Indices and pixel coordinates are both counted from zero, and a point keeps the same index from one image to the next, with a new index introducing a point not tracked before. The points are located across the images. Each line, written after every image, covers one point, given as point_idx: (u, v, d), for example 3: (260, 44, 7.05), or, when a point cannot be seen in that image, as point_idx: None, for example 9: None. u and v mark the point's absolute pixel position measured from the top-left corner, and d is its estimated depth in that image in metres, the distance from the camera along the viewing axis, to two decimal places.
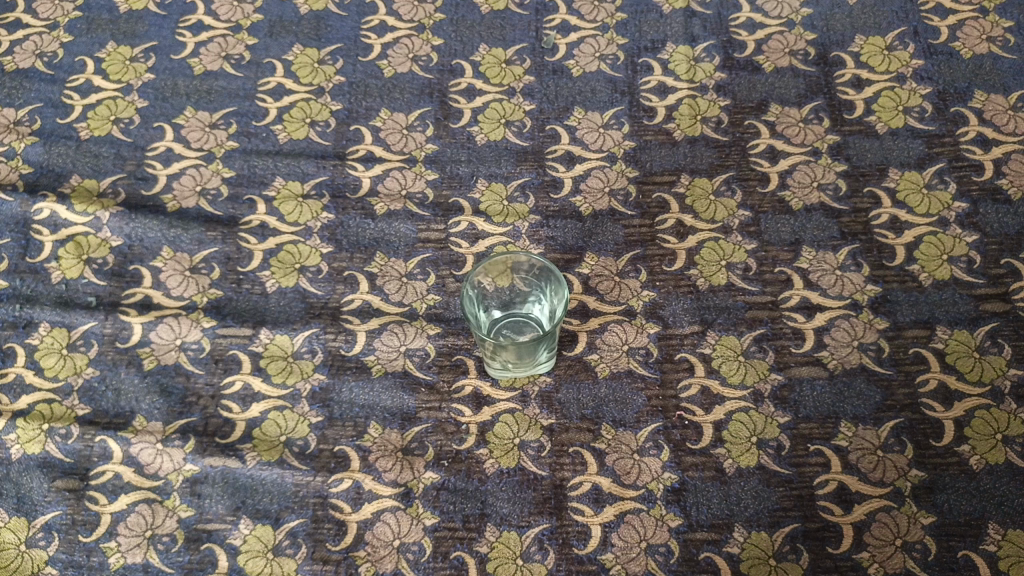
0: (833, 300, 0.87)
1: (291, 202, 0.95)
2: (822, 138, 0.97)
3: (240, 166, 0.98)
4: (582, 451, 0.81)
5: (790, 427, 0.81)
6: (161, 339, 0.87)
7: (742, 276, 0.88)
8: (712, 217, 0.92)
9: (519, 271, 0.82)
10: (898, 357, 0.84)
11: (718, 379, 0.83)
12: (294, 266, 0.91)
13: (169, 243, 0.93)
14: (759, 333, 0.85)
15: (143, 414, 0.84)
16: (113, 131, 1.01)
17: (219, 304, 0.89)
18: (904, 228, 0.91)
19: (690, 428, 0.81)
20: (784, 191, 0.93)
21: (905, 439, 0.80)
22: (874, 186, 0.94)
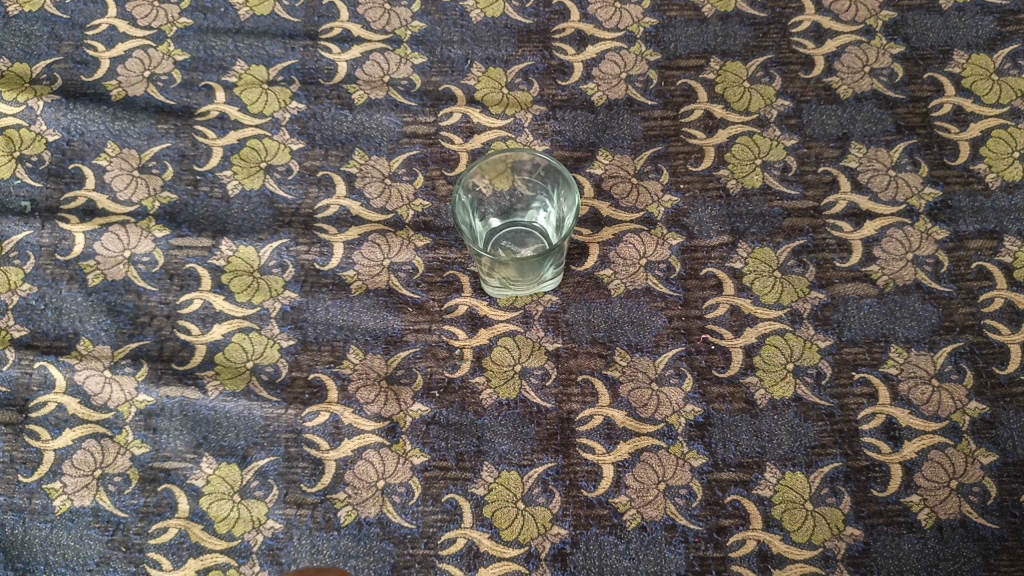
0: (885, 205, 0.75)
1: (255, 90, 0.82)
2: (875, 14, 0.83)
3: (194, 48, 0.84)
4: (592, 380, 0.70)
5: (832, 352, 0.70)
6: (107, 250, 0.76)
7: (780, 177, 0.76)
8: (746, 107, 0.79)
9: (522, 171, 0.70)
10: (959, 272, 0.72)
11: (750, 297, 0.72)
12: (259, 165, 0.79)
13: (114, 138, 0.80)
14: (798, 243, 0.74)
15: (88, 336, 0.73)
16: (47, 7, 0.87)
17: (173, 210, 0.77)
18: (969, 121, 0.78)
19: (717, 354, 0.71)
20: (830, 77, 0.80)
21: (964, 367, 0.69)
22: (935, 71, 0.80)
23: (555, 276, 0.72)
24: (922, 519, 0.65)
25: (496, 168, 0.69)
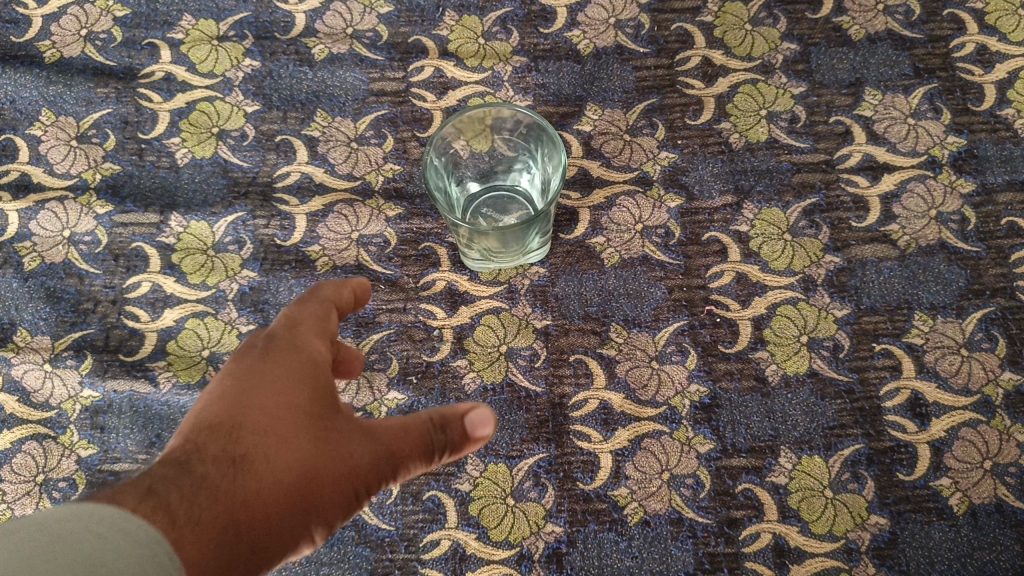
0: (904, 157, 0.68)
1: (204, 47, 0.73)
2: None
3: (136, 2, 0.75)
4: (586, 360, 0.64)
5: (850, 321, 0.63)
6: (44, 230, 0.68)
7: (788, 129, 0.69)
8: (749, 52, 0.71)
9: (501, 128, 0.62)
10: (987, 229, 0.65)
11: (758, 264, 0.65)
12: (210, 130, 0.71)
13: (49, 105, 0.72)
14: (809, 202, 0.67)
15: (26, 326, 0.65)
16: None
17: (116, 183, 0.69)
18: (995, 61, 0.70)
19: (723, 327, 0.64)
20: (841, 16, 0.72)
21: (995, 334, 0.63)
22: (956, 7, 0.72)
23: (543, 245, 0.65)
24: (953, 505, 0.59)
25: (472, 127, 0.61)
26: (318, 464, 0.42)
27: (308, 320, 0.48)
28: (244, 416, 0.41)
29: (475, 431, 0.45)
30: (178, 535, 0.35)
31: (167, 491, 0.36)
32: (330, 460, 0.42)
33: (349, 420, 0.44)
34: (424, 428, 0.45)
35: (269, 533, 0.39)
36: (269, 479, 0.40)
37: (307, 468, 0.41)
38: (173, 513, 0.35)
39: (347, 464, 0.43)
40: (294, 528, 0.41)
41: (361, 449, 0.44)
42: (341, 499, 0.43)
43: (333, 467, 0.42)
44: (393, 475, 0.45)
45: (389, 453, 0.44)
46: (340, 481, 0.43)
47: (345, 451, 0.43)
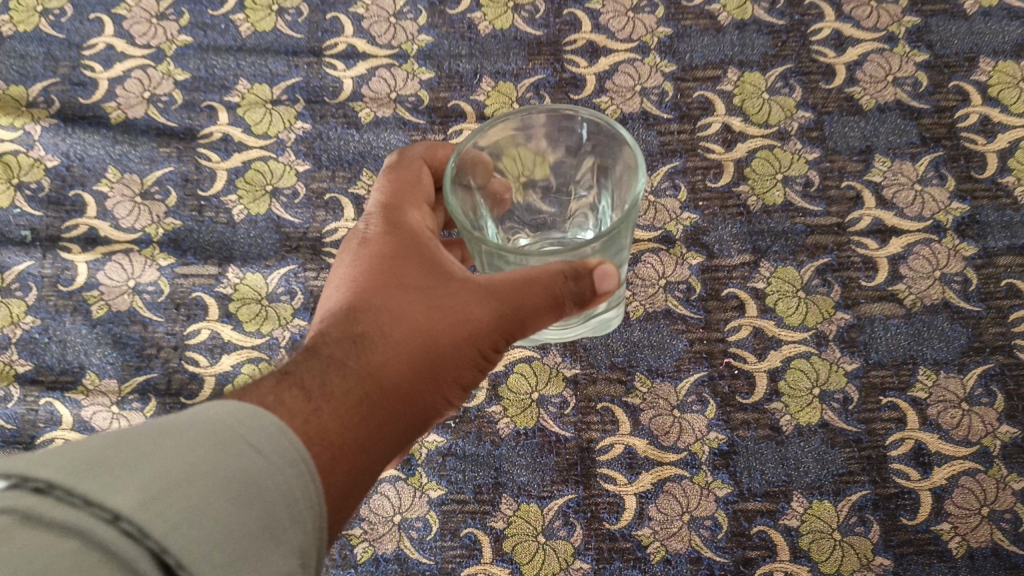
0: (911, 221, 0.72)
1: (258, 110, 0.79)
2: (898, 21, 0.80)
3: (195, 67, 0.82)
4: (612, 407, 0.69)
5: (859, 375, 0.68)
6: (110, 280, 0.74)
7: (802, 193, 0.74)
8: (766, 119, 0.77)
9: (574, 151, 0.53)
10: (988, 289, 0.70)
11: (774, 319, 0.70)
12: (264, 188, 0.76)
13: (114, 162, 0.78)
14: (822, 262, 0.72)
15: (94, 370, 0.71)
16: (41, 25, 0.84)
17: (177, 237, 0.75)
18: (997, 130, 0.75)
19: (741, 379, 0.69)
20: (853, 86, 0.77)
21: (995, 390, 0.67)
22: (961, 80, 0.77)
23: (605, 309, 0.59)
24: (953, 548, 0.63)
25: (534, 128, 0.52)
26: (449, 321, 0.48)
27: (400, 196, 0.56)
28: (364, 304, 0.48)
29: (602, 289, 0.47)
30: (319, 401, 0.42)
31: (303, 372, 0.43)
32: (452, 315, 0.48)
33: (468, 282, 0.49)
34: (558, 283, 0.46)
35: (408, 383, 0.46)
36: (406, 339, 0.47)
37: (434, 330, 0.47)
38: (311, 388, 0.42)
39: (468, 322, 0.48)
40: (436, 376, 0.48)
41: (487, 306, 0.48)
42: (475, 348, 0.49)
43: (462, 324, 0.48)
44: (522, 329, 0.49)
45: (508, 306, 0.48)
46: (470, 336, 0.48)
47: (466, 306, 0.48)
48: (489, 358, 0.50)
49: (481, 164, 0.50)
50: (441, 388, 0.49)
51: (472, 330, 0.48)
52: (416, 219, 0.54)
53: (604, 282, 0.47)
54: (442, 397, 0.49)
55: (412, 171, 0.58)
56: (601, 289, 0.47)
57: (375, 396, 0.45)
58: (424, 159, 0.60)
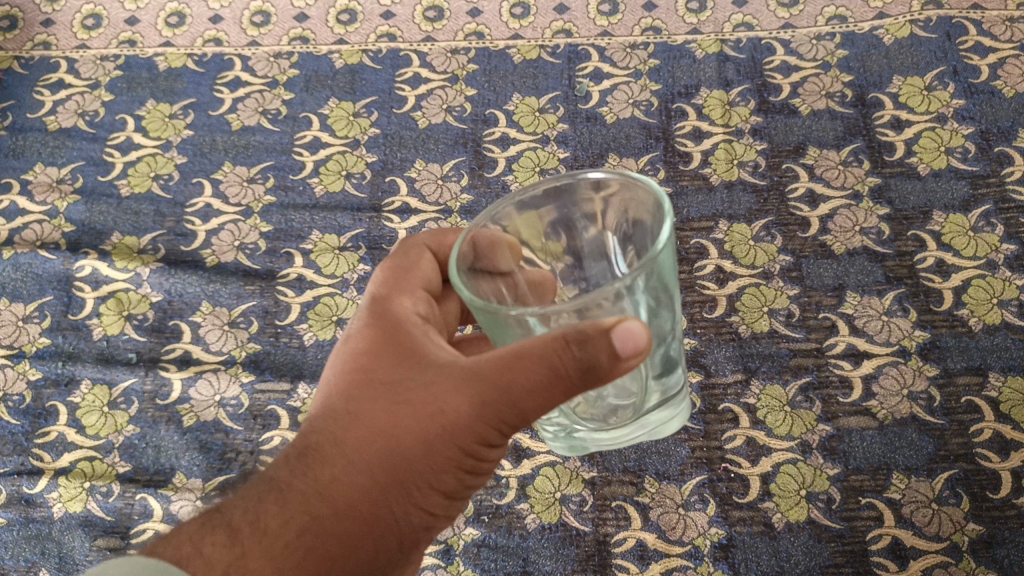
0: (880, 347, 0.85)
1: (327, 255, 0.95)
2: (863, 181, 0.95)
3: (277, 220, 0.98)
4: (625, 506, 0.79)
5: (840, 479, 0.78)
6: (200, 395, 0.87)
7: (785, 322, 0.87)
8: (753, 261, 0.91)
9: (611, 225, 0.54)
10: (950, 405, 0.80)
11: (764, 430, 0.81)
12: (330, 318, 0.90)
13: (208, 298, 0.94)
14: (804, 381, 0.83)
15: (182, 470, 0.83)
16: (153, 188, 1.02)
17: (257, 359, 0.89)
18: (951, 271, 0.88)
19: (736, 481, 0.79)
20: (826, 235, 0.92)
21: (960, 491, 0.76)
22: (918, 229, 0.91)
23: (652, 401, 0.58)
24: None
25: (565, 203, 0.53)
26: (417, 420, 0.51)
27: (394, 285, 0.59)
28: (333, 415, 0.53)
29: (621, 352, 0.45)
30: (249, 544, 0.50)
31: (251, 505, 0.52)
32: (418, 413, 0.51)
33: (444, 372, 0.51)
34: (559, 350, 0.45)
35: (369, 492, 0.52)
36: (366, 449, 0.52)
37: (396, 434, 0.51)
38: (257, 526, 0.51)
39: (443, 417, 0.51)
40: (406, 478, 0.52)
41: (460, 398, 0.50)
42: (453, 441, 0.51)
43: (433, 419, 0.51)
44: (504, 414, 0.50)
45: (480, 394, 0.50)
46: (445, 430, 0.51)
47: (437, 400, 0.51)
48: (480, 446, 0.53)
49: (505, 244, 0.52)
50: (416, 487, 0.53)
51: (444, 423, 0.51)
52: (407, 305, 0.57)
53: (608, 353, 0.45)
54: (424, 490, 0.53)
55: (412, 255, 0.62)
56: (623, 350, 0.44)
57: (325, 514, 0.51)
58: (429, 243, 0.63)
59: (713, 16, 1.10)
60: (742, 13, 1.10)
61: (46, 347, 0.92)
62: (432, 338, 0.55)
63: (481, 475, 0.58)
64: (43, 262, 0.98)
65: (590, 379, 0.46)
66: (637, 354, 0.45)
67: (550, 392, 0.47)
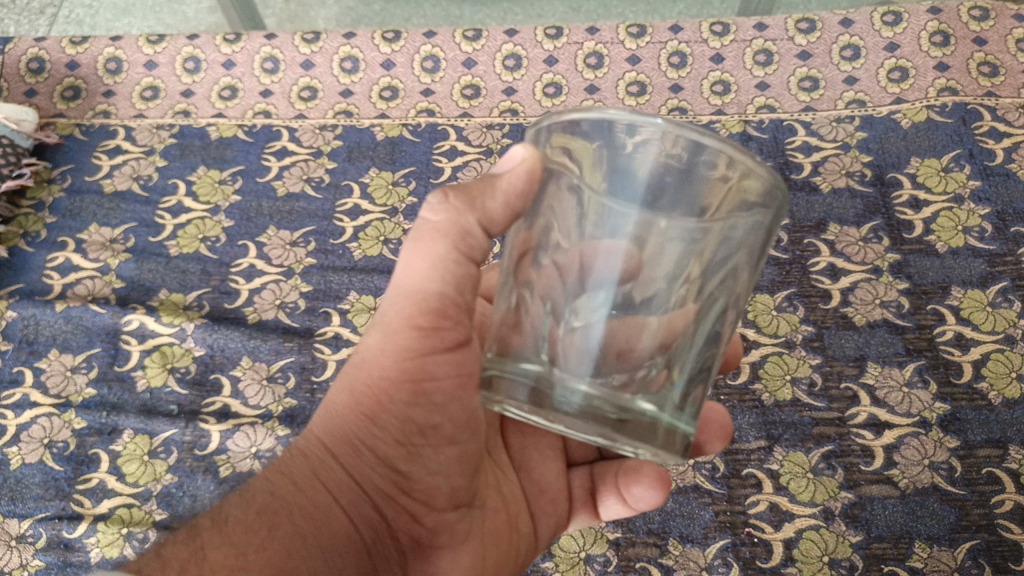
0: (901, 417, 0.86)
1: (364, 315, 0.99)
2: (882, 256, 0.98)
3: (317, 281, 1.03)
4: (649, 567, 0.80)
5: (862, 546, 0.80)
6: (237, 446, 0.91)
7: (808, 391, 0.89)
8: (776, 331, 0.94)
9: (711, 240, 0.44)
10: (971, 476, 0.82)
11: (787, 496, 0.83)
12: None
13: (248, 353, 0.97)
14: (827, 449, 0.85)
15: None
16: (200, 249, 1.07)
17: (293, 414, 0.93)
18: (970, 345, 0.90)
19: (759, 546, 0.81)
20: (847, 307, 0.94)
21: (982, 561, 0.78)
22: (937, 304, 0.94)
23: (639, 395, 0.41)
24: None
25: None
26: (348, 374, 0.54)
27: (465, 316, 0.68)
28: None
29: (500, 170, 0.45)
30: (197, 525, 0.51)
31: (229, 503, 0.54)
32: (349, 368, 0.54)
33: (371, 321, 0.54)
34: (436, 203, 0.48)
35: (321, 461, 0.54)
36: (319, 420, 0.55)
37: (332, 397, 0.54)
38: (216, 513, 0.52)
39: (362, 357, 0.52)
40: (347, 432, 0.53)
41: (374, 333, 0.52)
42: (371, 377, 0.51)
43: (353, 366, 0.53)
44: (406, 319, 0.49)
45: (384, 320, 0.51)
46: (364, 372, 0.52)
47: (359, 347, 0.54)
48: (405, 374, 0.50)
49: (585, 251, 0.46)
50: (362, 444, 0.53)
51: (360, 361, 0.52)
52: None
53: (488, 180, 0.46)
54: (375, 447, 0.53)
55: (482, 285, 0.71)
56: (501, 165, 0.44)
57: (282, 485, 0.52)
58: None
59: (736, 98, 1.14)
60: (765, 96, 1.13)
61: (91, 397, 0.96)
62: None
63: (456, 424, 0.52)
64: (93, 316, 1.02)
65: (460, 203, 0.47)
66: (518, 164, 0.43)
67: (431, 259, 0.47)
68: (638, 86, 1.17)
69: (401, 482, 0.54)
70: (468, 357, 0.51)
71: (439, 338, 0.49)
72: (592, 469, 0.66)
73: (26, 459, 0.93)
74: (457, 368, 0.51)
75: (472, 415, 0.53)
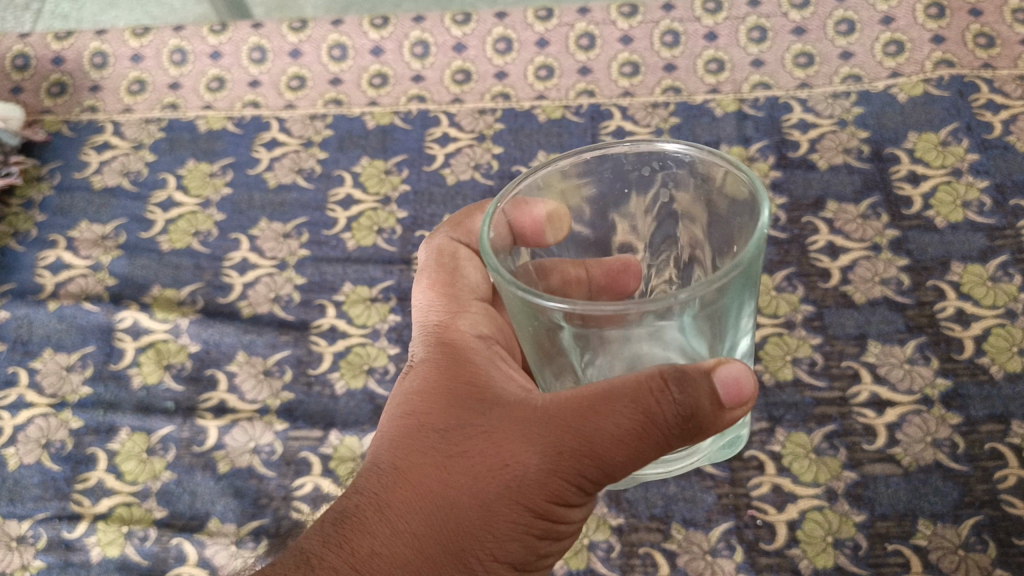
0: (903, 395, 0.86)
1: (359, 306, 0.98)
2: (881, 233, 0.97)
3: (311, 273, 1.02)
4: (653, 552, 0.80)
5: (866, 525, 0.78)
6: (235, 441, 0.90)
7: (809, 371, 0.89)
8: (775, 311, 0.93)
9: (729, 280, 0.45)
10: (975, 452, 0.81)
11: (790, 477, 0.82)
12: (362, 367, 0.93)
13: (244, 348, 0.97)
14: (829, 429, 0.85)
15: (217, 515, 0.85)
16: (193, 244, 1.06)
17: (291, 407, 0.92)
18: (971, 320, 0.89)
19: (763, 528, 0.80)
20: (846, 285, 0.94)
21: (987, 538, 0.76)
22: (937, 279, 0.93)
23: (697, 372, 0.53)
24: None
25: (610, 168, 0.52)
26: (483, 481, 0.49)
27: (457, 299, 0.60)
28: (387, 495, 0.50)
29: (722, 389, 0.45)
30: None
31: None
32: (482, 468, 0.49)
33: (504, 410, 0.49)
34: (657, 391, 0.45)
35: (421, 567, 0.48)
36: (420, 510, 0.49)
37: (451, 494, 0.49)
38: None
39: (508, 468, 0.48)
40: (463, 535, 0.48)
41: (530, 454, 0.48)
42: (518, 502, 0.49)
43: (495, 479, 0.48)
44: (579, 470, 0.48)
45: (552, 452, 0.48)
46: (507, 490, 0.48)
47: (502, 453, 0.48)
48: (548, 509, 0.49)
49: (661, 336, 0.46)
50: (475, 556, 0.49)
51: (513, 481, 0.48)
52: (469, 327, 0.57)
53: (707, 396, 0.45)
54: (491, 565, 0.50)
55: (453, 265, 0.62)
56: (725, 397, 0.46)
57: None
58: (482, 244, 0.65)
59: (730, 76, 1.12)
60: (759, 74, 1.12)
61: (87, 396, 0.96)
62: (491, 364, 0.53)
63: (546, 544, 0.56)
64: (87, 314, 1.01)
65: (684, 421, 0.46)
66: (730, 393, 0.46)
67: (639, 444, 0.47)
68: (631, 67, 1.15)
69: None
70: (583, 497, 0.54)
71: (589, 490, 0.50)
72: None
73: (24, 460, 0.92)
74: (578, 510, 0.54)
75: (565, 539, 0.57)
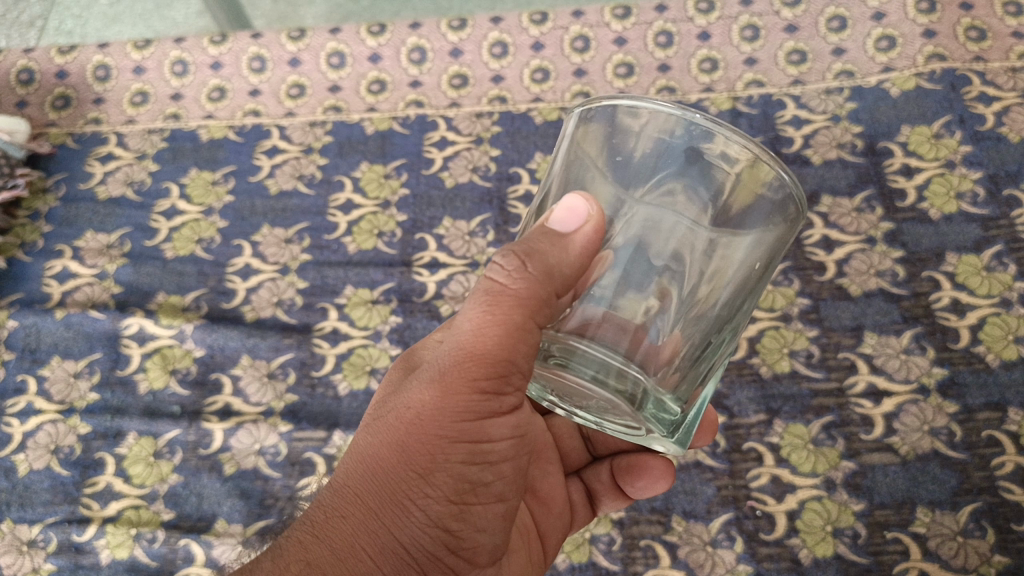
0: (899, 385, 0.86)
1: (360, 308, 1.00)
2: (876, 226, 0.98)
3: (313, 277, 1.03)
4: (654, 544, 0.81)
5: (865, 514, 0.80)
6: (240, 443, 0.92)
7: (806, 363, 0.89)
8: (772, 305, 0.93)
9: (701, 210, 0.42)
10: (971, 440, 0.82)
11: (789, 468, 0.83)
12: (364, 368, 0.95)
13: (247, 352, 0.98)
14: (827, 419, 0.85)
15: (223, 516, 0.88)
16: (196, 250, 1.08)
17: (295, 409, 0.94)
18: (967, 310, 0.90)
19: (763, 518, 0.81)
20: (842, 278, 0.94)
21: (985, 524, 0.78)
22: (932, 270, 0.94)
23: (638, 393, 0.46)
24: None
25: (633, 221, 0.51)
26: (390, 426, 0.48)
27: None
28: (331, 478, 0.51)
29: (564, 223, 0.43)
30: None
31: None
32: (391, 420, 0.48)
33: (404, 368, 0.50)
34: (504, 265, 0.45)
35: (364, 520, 0.47)
36: (349, 475, 0.49)
37: (370, 449, 0.48)
38: None
39: (409, 410, 0.48)
40: (389, 483, 0.47)
41: (427, 389, 0.47)
42: (426, 433, 0.47)
43: (401, 422, 0.48)
44: (467, 377, 0.46)
45: (441, 378, 0.47)
46: (415, 428, 0.47)
47: (404, 401, 0.48)
48: (464, 433, 0.47)
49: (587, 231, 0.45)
50: (412, 501, 0.47)
51: (415, 418, 0.47)
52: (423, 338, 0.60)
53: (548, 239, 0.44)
54: (427, 506, 0.48)
55: None
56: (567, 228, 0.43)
57: (317, 552, 0.46)
58: None
59: (725, 75, 1.13)
60: (752, 72, 1.13)
61: (94, 402, 0.97)
62: None
63: (501, 481, 0.51)
64: (93, 322, 1.02)
65: (536, 273, 0.44)
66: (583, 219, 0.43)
67: (506, 328, 0.45)
68: (626, 68, 1.16)
69: (449, 542, 0.49)
70: (515, 422, 0.51)
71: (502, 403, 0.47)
72: (581, 475, 0.74)
73: (33, 465, 0.93)
74: (507, 429, 0.50)
75: (513, 472, 0.52)
